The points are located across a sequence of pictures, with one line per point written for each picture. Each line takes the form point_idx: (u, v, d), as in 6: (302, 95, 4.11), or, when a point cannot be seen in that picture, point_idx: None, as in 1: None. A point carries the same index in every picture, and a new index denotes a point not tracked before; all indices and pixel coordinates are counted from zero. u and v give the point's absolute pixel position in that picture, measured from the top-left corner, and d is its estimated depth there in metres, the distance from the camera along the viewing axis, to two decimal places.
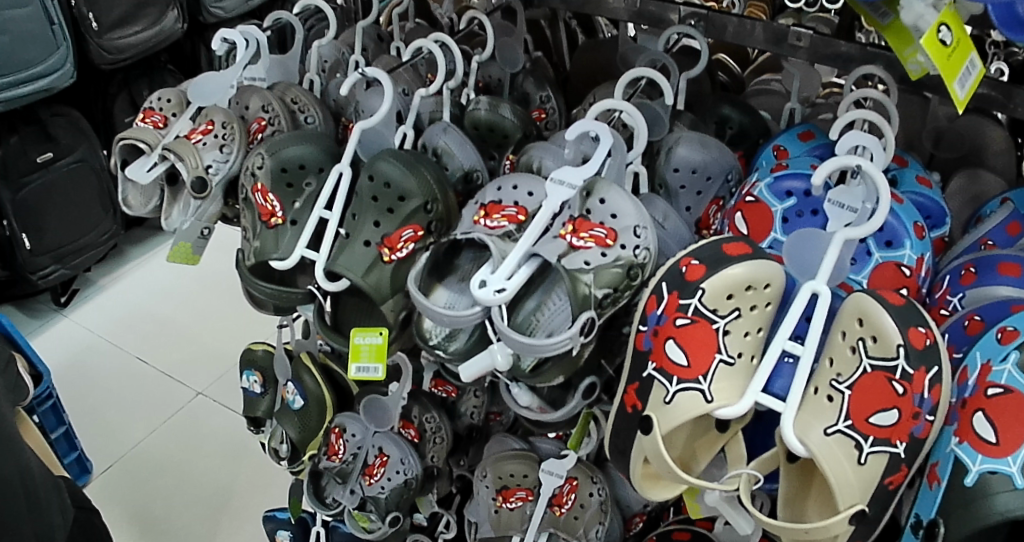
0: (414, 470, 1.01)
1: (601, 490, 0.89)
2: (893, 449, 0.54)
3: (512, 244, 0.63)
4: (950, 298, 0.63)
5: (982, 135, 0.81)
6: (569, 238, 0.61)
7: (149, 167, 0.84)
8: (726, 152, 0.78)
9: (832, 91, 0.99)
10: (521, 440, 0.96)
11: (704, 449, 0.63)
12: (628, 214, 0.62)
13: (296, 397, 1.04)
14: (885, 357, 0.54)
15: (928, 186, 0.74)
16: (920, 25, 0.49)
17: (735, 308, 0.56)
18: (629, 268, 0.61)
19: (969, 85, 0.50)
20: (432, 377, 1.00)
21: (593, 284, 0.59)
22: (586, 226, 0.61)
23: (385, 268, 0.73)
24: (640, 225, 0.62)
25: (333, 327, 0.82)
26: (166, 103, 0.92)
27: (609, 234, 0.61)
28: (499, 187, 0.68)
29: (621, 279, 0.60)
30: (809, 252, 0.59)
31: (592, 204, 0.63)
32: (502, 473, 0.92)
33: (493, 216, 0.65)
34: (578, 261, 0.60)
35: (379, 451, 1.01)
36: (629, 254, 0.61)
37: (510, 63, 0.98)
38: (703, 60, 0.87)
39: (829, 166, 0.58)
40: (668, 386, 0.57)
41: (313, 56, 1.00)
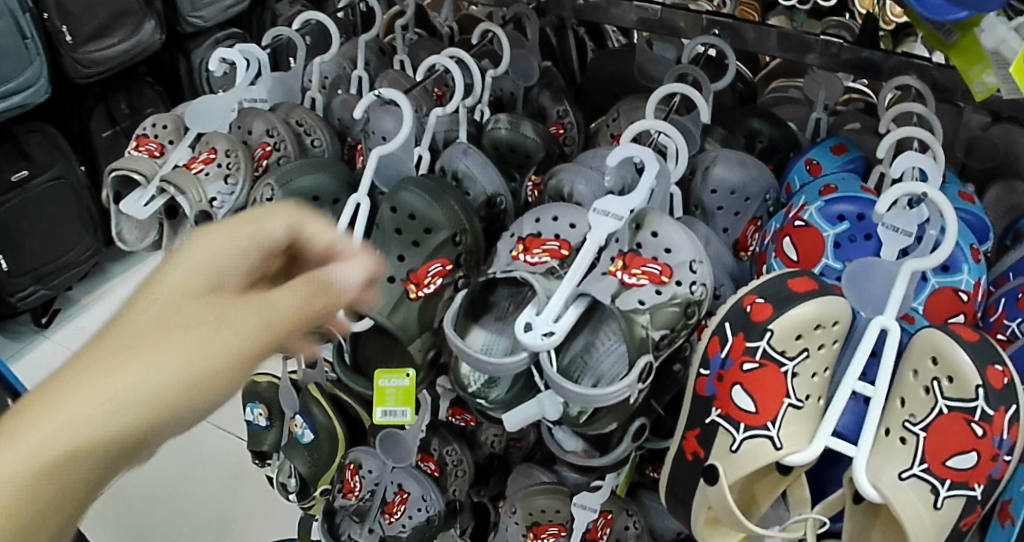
0: (437, 506, 0.99)
1: (637, 522, 0.88)
2: (971, 492, 0.50)
3: (558, 282, 0.60)
4: (1007, 322, 0.59)
5: (1017, 143, 0.76)
6: (620, 277, 0.59)
7: (146, 201, 0.80)
8: (764, 170, 0.75)
9: (852, 98, 0.97)
10: (549, 471, 0.93)
11: (765, 493, 0.61)
12: (682, 247, 0.61)
13: (305, 430, 1.00)
14: (962, 398, 0.50)
15: (971, 202, 0.68)
16: (1003, 50, 0.46)
17: (804, 349, 0.54)
18: (686, 305, 0.59)
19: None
20: (449, 405, 0.95)
21: (649, 325, 0.58)
22: (637, 262, 0.60)
23: (411, 305, 0.69)
24: (696, 260, 0.60)
25: (353, 368, 0.79)
26: (162, 130, 0.88)
27: (664, 270, 0.60)
28: (537, 217, 0.65)
29: (678, 319, 0.59)
30: (869, 283, 0.55)
31: (642, 238, 0.62)
32: (532, 509, 0.90)
33: (533, 250, 0.62)
34: (633, 301, 0.58)
35: (398, 487, 0.98)
36: (686, 291, 0.59)
37: (524, 75, 0.96)
38: (730, 74, 0.84)
39: (891, 195, 0.54)
40: (735, 434, 0.54)
41: (315, 72, 0.95)
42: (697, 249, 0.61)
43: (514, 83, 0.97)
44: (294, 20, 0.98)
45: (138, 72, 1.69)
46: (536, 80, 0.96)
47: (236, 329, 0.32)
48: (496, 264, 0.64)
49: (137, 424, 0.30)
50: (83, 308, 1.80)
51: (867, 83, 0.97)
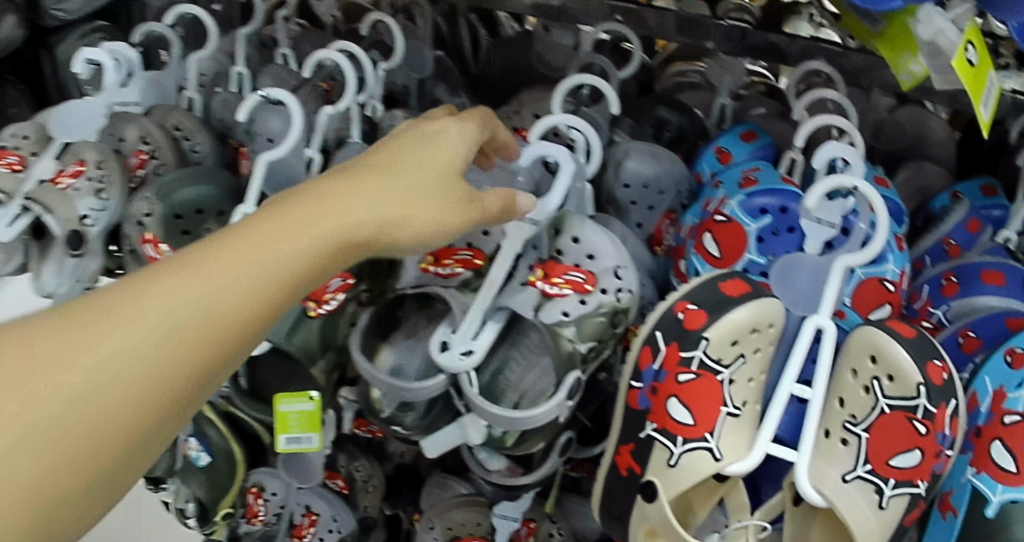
0: (349, 526, 0.90)
1: (562, 528, 0.81)
2: (916, 490, 0.48)
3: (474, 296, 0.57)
4: (932, 310, 0.58)
5: (923, 125, 0.76)
6: (540, 287, 0.57)
7: (9, 221, 0.72)
8: (677, 161, 0.72)
9: (754, 81, 0.95)
10: (467, 482, 0.83)
11: (702, 500, 0.58)
12: (605, 253, 0.57)
13: (201, 453, 0.83)
14: (904, 397, 0.48)
15: (884, 187, 0.65)
16: (939, 40, 0.45)
17: (740, 355, 0.52)
18: (613, 313, 0.57)
19: (991, 107, 0.46)
20: (353, 417, 0.79)
21: (576, 338, 0.55)
22: (558, 271, 0.57)
23: (312, 323, 0.66)
24: (622, 265, 0.57)
25: (252, 392, 0.72)
26: (22, 140, 0.78)
27: (588, 278, 0.57)
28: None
29: (606, 329, 0.56)
30: (803, 282, 0.53)
31: (562, 244, 0.58)
32: (451, 522, 0.82)
33: (444, 261, 0.59)
34: (557, 311, 0.56)
35: (306, 509, 0.88)
36: (611, 299, 0.56)
37: (417, 68, 0.90)
38: (635, 61, 0.82)
39: (819, 188, 0.51)
40: (673, 448, 0.51)
41: (191, 68, 0.86)
42: (622, 255, 0.58)
43: (407, 75, 0.91)
44: (166, 13, 0.89)
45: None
46: (430, 73, 0.91)
47: (460, 211, 0.49)
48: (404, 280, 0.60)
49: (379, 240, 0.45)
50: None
51: (766, 66, 0.96)
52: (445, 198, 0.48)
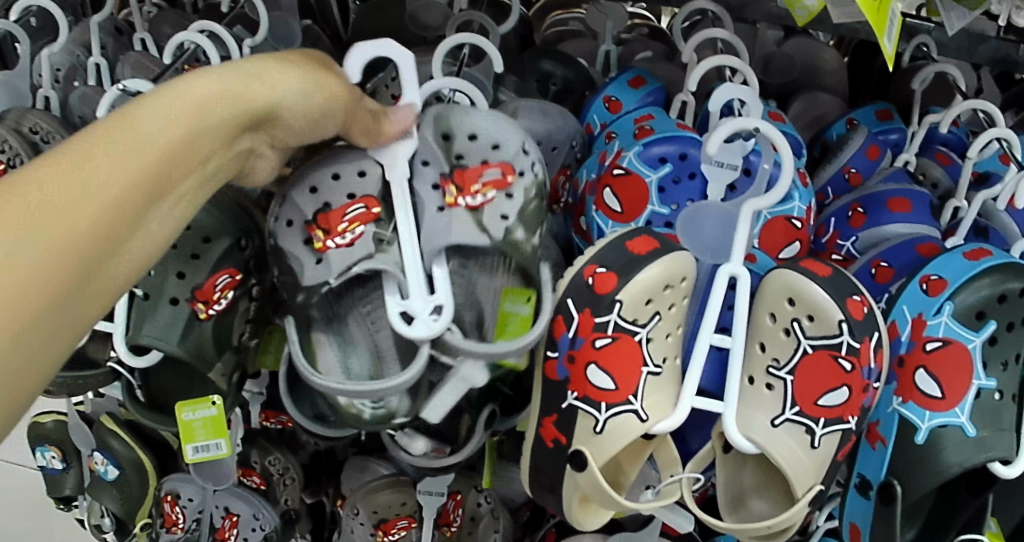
0: (272, 522, 0.81)
1: (489, 497, 0.78)
2: (846, 426, 0.48)
3: (396, 249, 0.47)
4: (841, 242, 0.59)
5: (815, 57, 0.76)
6: (466, 206, 0.48)
7: None
8: (568, 117, 0.69)
9: (636, 24, 0.93)
10: (390, 463, 0.80)
11: (630, 460, 0.55)
12: (506, 137, 0.50)
13: (107, 467, 0.80)
14: (826, 335, 0.47)
15: (781, 122, 0.65)
16: None
17: (655, 313, 0.49)
18: (541, 193, 0.50)
19: (894, 39, 0.43)
20: (261, 410, 0.77)
21: (527, 233, 0.49)
22: (471, 178, 0.48)
23: (205, 326, 0.54)
24: (526, 141, 0.51)
25: (151, 403, 0.62)
26: None
27: (504, 168, 0.49)
28: (313, 188, 0.48)
29: (543, 210, 0.50)
30: (707, 229, 0.51)
31: (458, 150, 0.49)
32: (376, 506, 0.76)
33: (336, 230, 0.47)
34: (495, 216, 0.48)
35: (225, 511, 0.80)
36: (534, 178, 0.50)
37: (286, 40, 0.84)
38: (517, 14, 0.77)
39: (722, 132, 0.49)
40: (597, 415, 0.49)
41: (43, 64, 0.76)
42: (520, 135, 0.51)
43: (274, 49, 0.84)
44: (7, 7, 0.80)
45: None
46: (300, 44, 0.85)
47: (340, 73, 0.43)
48: (306, 277, 0.47)
49: (271, 98, 0.39)
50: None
51: (647, 8, 0.95)
52: (319, 64, 0.43)
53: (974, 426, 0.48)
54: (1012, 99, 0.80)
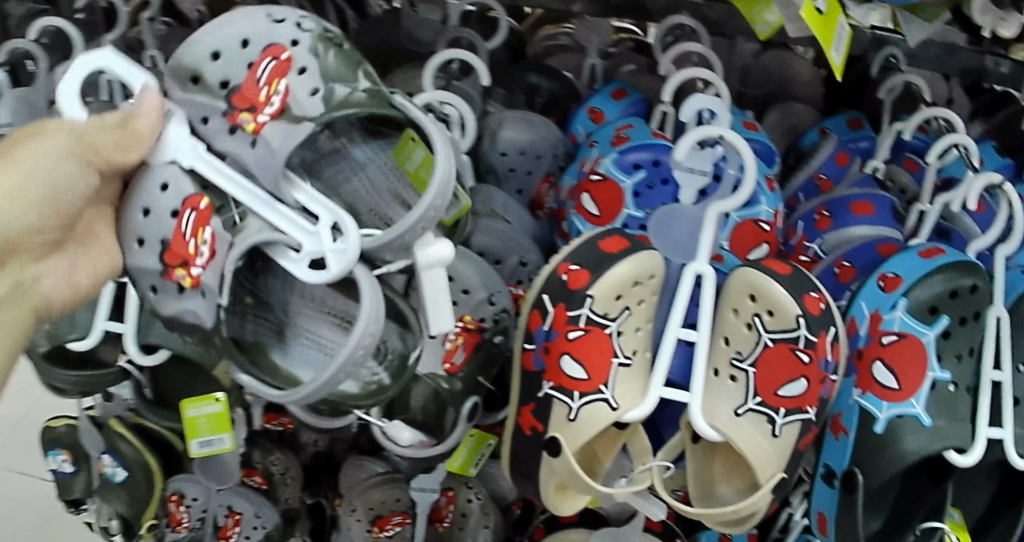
0: (274, 519, 0.84)
1: (480, 492, 0.80)
2: (805, 415, 0.51)
3: (247, 225, 0.45)
4: (808, 244, 0.61)
5: (790, 69, 0.79)
6: (271, 116, 0.46)
7: None
8: (551, 127, 0.74)
9: (623, 38, 0.97)
10: (383, 461, 0.83)
11: (606, 450, 0.60)
12: (251, 29, 0.48)
13: (116, 470, 0.80)
14: (785, 329, 0.50)
15: (755, 130, 0.69)
16: None
17: (625, 308, 0.53)
18: (326, 35, 0.47)
19: (843, 50, 0.46)
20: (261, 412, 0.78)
21: (344, 86, 0.46)
22: (253, 93, 0.46)
23: None
24: (274, 11, 0.48)
25: (158, 400, 0.68)
26: None
27: (270, 52, 0.47)
28: (140, 238, 0.49)
29: (341, 49, 0.47)
30: (675, 232, 0.55)
31: (216, 78, 0.47)
32: (372, 502, 0.80)
33: (194, 247, 0.46)
34: (303, 93, 0.46)
35: (229, 509, 0.83)
36: (310, 32, 0.47)
37: None
38: (503, 30, 0.81)
39: (689, 139, 0.52)
40: (571, 403, 0.52)
41: (54, 80, 0.80)
42: (256, 14, 0.48)
43: None
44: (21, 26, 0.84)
45: None
46: None
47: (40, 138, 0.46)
48: (203, 317, 0.47)
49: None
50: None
51: (633, 22, 0.98)
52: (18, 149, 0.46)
53: (929, 415, 0.51)
54: (983, 106, 0.83)
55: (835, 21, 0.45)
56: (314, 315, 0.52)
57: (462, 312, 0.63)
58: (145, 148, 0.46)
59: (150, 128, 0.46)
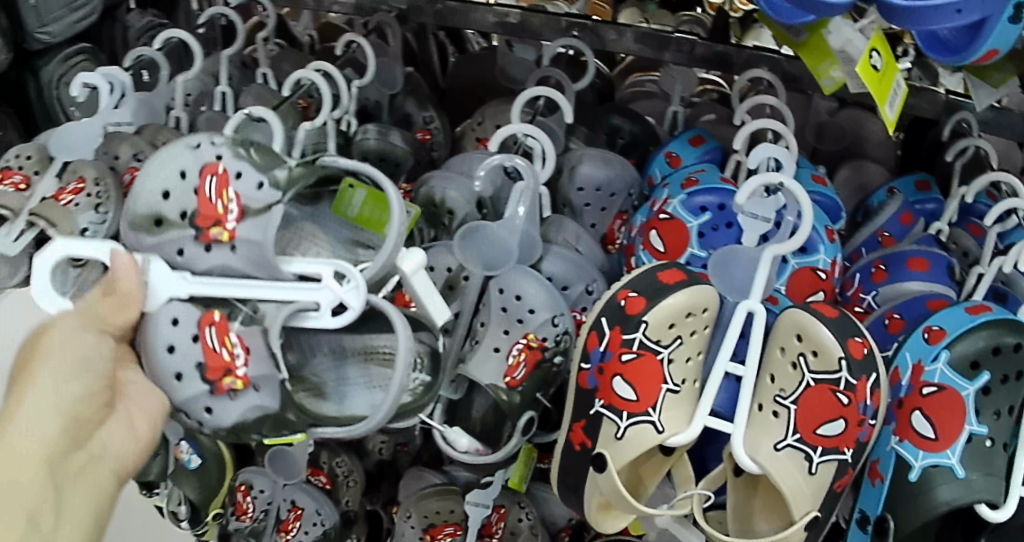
0: (332, 519, 0.90)
1: (530, 513, 0.85)
2: (842, 456, 0.54)
3: (264, 308, 0.49)
4: (863, 295, 0.64)
5: (862, 128, 0.83)
6: (237, 221, 0.49)
7: (15, 237, 0.71)
8: (628, 167, 0.79)
9: (707, 89, 1.01)
10: (441, 472, 0.88)
11: (651, 474, 0.63)
12: (182, 162, 0.51)
13: (192, 457, 0.82)
14: (827, 371, 0.53)
15: (823, 184, 0.73)
16: (848, 49, 0.49)
17: (677, 337, 0.57)
18: (240, 143, 0.51)
19: (897, 107, 0.50)
20: None
21: (280, 173, 0.51)
22: (211, 209, 0.49)
23: None
24: (199, 143, 0.51)
25: None
26: (25, 161, 0.77)
27: (207, 170, 0.50)
28: (177, 374, 0.50)
29: (253, 146, 0.51)
30: (734, 272, 0.59)
31: (175, 213, 0.50)
32: (426, 511, 0.84)
33: (229, 348, 0.49)
34: (254, 191, 0.50)
35: (292, 504, 0.90)
36: (221, 146, 0.51)
37: (388, 84, 0.97)
38: (591, 74, 0.86)
39: (751, 185, 0.56)
40: (619, 422, 0.56)
41: (178, 89, 0.90)
42: (170, 153, 0.51)
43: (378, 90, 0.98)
44: (155, 38, 0.94)
45: None
46: (400, 87, 0.98)
47: (63, 338, 0.47)
48: (269, 401, 0.50)
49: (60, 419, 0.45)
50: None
51: (718, 75, 1.02)
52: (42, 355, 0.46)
53: (964, 468, 0.52)
54: None
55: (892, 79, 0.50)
56: (354, 362, 0.55)
57: (526, 330, 0.67)
58: (134, 287, 0.48)
59: (133, 283, 0.48)
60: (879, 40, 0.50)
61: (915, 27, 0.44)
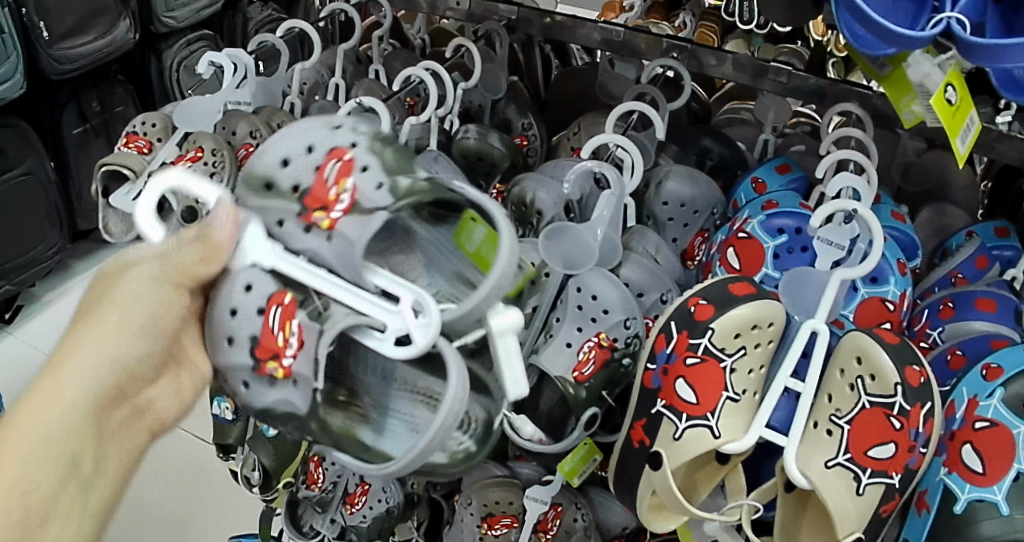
0: (397, 498, 0.95)
1: (586, 515, 0.88)
2: (890, 480, 0.56)
3: (334, 308, 0.50)
4: (930, 331, 0.67)
5: (949, 171, 0.85)
6: (342, 213, 0.52)
7: (135, 196, 0.78)
8: (713, 187, 0.82)
9: (800, 121, 1.04)
10: (504, 466, 0.93)
11: (705, 481, 0.66)
12: (318, 139, 0.56)
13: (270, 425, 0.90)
14: (883, 394, 0.56)
15: (902, 221, 0.75)
16: (927, 83, 0.55)
17: (741, 347, 0.60)
18: (376, 136, 0.56)
19: (968, 141, 0.58)
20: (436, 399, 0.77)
21: (405, 180, 0.52)
22: (324, 194, 0.53)
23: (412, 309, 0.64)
24: (346, 125, 0.57)
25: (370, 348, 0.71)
26: (150, 127, 0.87)
27: (334, 155, 0.55)
28: (230, 338, 0.53)
29: (390, 145, 0.55)
30: (805, 292, 0.62)
31: (289, 184, 0.55)
32: (487, 500, 0.89)
33: (284, 333, 0.51)
34: (371, 192, 0.52)
35: (360, 479, 0.95)
36: (361, 138, 0.55)
37: (493, 89, 1.04)
38: (686, 95, 0.90)
39: (824, 211, 0.61)
40: (678, 423, 0.60)
41: (296, 78, 0.99)
42: (315, 129, 0.57)
43: (482, 95, 1.05)
44: (279, 27, 1.03)
45: (109, 70, 1.52)
46: (503, 93, 1.04)
47: (132, 289, 0.50)
48: (299, 403, 0.52)
49: (110, 368, 0.48)
50: (45, 306, 1.68)
51: (813, 108, 1.05)
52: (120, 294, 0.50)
53: (1008, 505, 0.54)
54: None
55: (965, 114, 0.58)
56: (400, 394, 0.56)
57: (599, 329, 0.71)
58: (229, 246, 0.52)
59: (227, 236, 0.52)
60: (956, 75, 0.56)
61: (991, 64, 0.50)
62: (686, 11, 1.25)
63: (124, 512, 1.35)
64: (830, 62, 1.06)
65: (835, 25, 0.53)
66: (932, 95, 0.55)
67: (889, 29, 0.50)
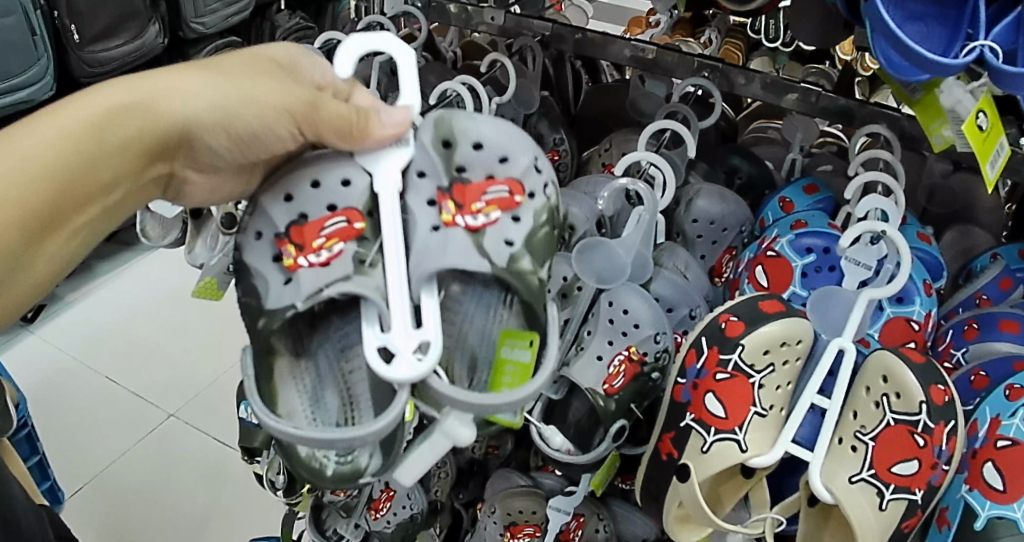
0: (420, 505, 0.97)
1: (607, 526, 0.90)
2: (912, 496, 0.57)
3: (377, 272, 0.53)
4: (953, 351, 0.68)
5: (974, 193, 0.87)
6: (465, 224, 0.55)
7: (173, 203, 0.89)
8: (742, 205, 0.84)
9: (827, 141, 1.06)
10: (527, 476, 0.94)
11: (729, 492, 0.68)
12: (518, 155, 0.58)
13: None
14: (908, 412, 0.57)
15: (927, 242, 0.76)
16: (959, 109, 0.58)
17: (770, 364, 0.62)
18: (552, 212, 0.58)
19: (998, 167, 0.59)
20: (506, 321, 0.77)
21: (529, 257, 0.56)
22: (470, 202, 0.56)
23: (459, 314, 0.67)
24: (541, 170, 0.59)
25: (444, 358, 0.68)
26: None
27: (512, 187, 0.57)
28: (289, 197, 0.55)
29: (552, 223, 0.58)
30: (833, 310, 0.64)
31: (459, 160, 0.57)
32: (510, 509, 0.91)
33: (311, 249, 0.54)
34: (500, 241, 0.55)
35: (385, 485, 0.97)
36: (540, 200, 0.58)
37: (526, 103, 1.06)
38: (718, 113, 0.92)
39: (853, 233, 0.63)
40: (706, 436, 0.62)
41: None
42: (526, 150, 0.58)
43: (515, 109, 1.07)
44: (318, 40, 1.05)
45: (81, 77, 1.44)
46: (535, 109, 1.06)
47: (285, 87, 0.53)
48: (270, 295, 0.54)
49: (180, 118, 0.52)
50: (67, 306, 1.78)
51: (841, 128, 1.06)
52: (274, 75, 0.55)
53: None
54: None
55: (995, 141, 0.59)
56: (335, 385, 0.59)
57: (629, 343, 0.73)
58: (371, 144, 0.54)
59: (383, 135, 0.53)
60: (987, 102, 0.59)
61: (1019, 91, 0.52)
62: (712, 28, 1.27)
63: (143, 513, 1.37)
64: (858, 82, 1.08)
65: (871, 50, 0.55)
66: (964, 120, 0.57)
67: (926, 56, 0.51)
